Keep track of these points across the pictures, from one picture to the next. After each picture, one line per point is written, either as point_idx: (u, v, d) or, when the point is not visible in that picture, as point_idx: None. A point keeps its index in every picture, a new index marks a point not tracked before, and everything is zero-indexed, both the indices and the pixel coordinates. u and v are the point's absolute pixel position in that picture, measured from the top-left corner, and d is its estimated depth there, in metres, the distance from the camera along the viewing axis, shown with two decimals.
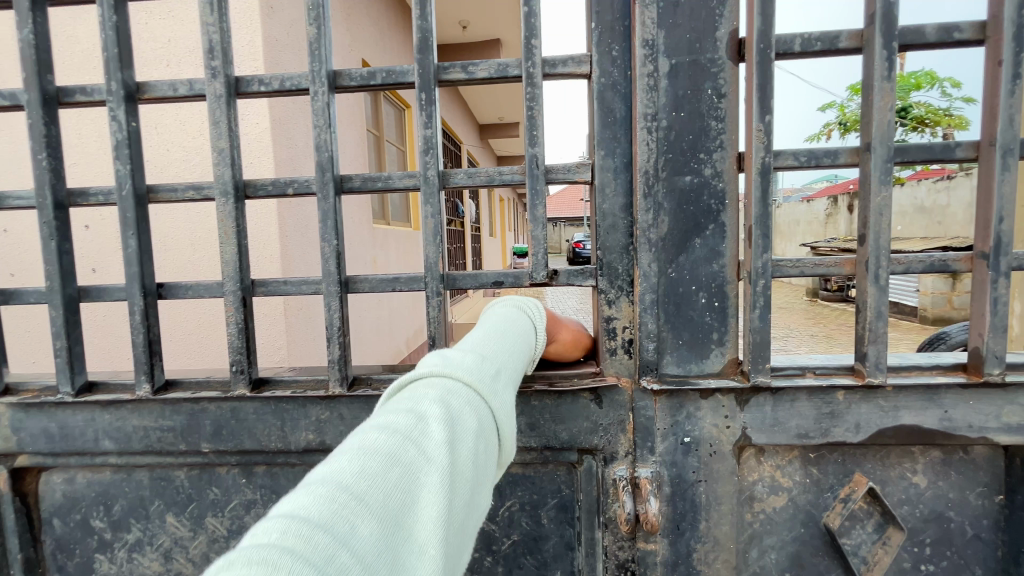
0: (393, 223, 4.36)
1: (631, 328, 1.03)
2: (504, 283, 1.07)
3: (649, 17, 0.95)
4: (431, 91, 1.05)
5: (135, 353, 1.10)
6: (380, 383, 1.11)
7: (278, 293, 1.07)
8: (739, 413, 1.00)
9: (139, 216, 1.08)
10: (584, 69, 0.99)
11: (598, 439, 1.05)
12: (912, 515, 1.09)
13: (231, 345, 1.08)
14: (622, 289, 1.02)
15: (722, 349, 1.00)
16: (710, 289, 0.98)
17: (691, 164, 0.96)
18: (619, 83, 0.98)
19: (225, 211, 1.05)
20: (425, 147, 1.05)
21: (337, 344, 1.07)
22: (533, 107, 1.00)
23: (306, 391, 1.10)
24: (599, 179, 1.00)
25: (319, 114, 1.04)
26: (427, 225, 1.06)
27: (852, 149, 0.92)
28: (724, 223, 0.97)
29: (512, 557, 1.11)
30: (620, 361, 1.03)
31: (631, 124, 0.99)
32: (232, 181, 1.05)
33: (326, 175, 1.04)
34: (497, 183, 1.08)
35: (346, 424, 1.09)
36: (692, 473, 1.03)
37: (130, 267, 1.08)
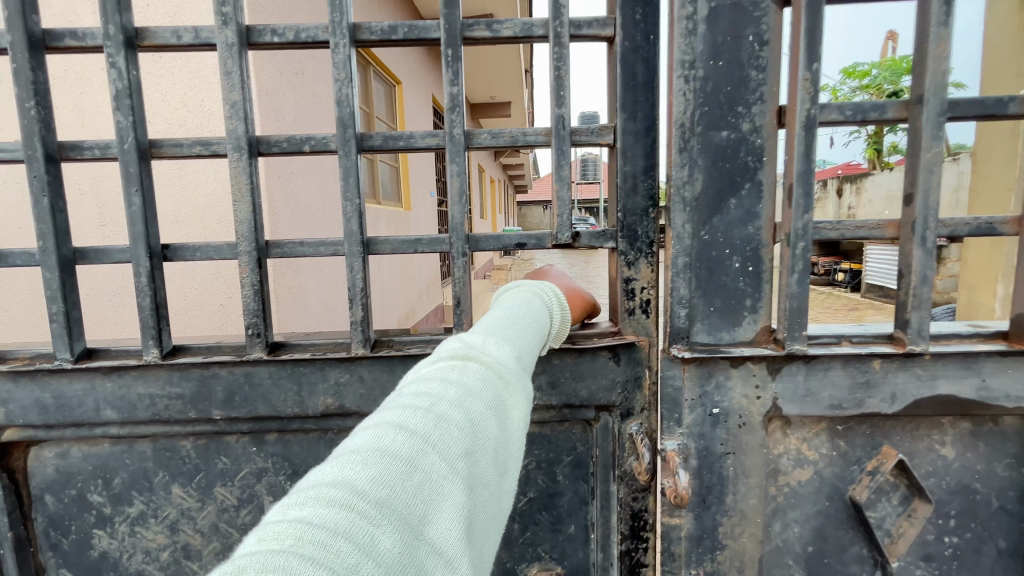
0: (384, 201, 4.31)
1: (648, 287, 1.14)
2: (526, 244, 1.11)
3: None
4: (458, 48, 1.03)
5: (141, 317, 1.05)
6: (402, 345, 1.11)
7: (295, 254, 1.03)
8: (771, 382, 0.97)
9: (143, 171, 1.02)
10: (608, 33, 1.11)
11: (616, 393, 1.18)
12: (938, 488, 1.08)
13: (245, 307, 1.04)
14: (639, 251, 1.14)
15: (755, 316, 0.95)
16: (745, 253, 0.93)
17: (729, 117, 0.89)
18: (643, 49, 1.10)
19: (240, 170, 1.00)
20: (450, 104, 1.04)
21: (360, 305, 1.06)
22: (560, 67, 1.06)
23: (326, 353, 1.09)
24: (621, 142, 1.12)
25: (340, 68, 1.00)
26: (452, 184, 1.05)
27: (902, 103, 0.85)
28: (761, 181, 0.91)
29: (529, 513, 1.21)
30: (638, 320, 1.16)
31: (652, 88, 1.11)
32: (246, 136, 0.99)
33: (347, 132, 1.01)
34: (521, 143, 1.09)
35: (366, 387, 1.09)
36: (720, 445, 0.99)
37: (136, 226, 1.03)
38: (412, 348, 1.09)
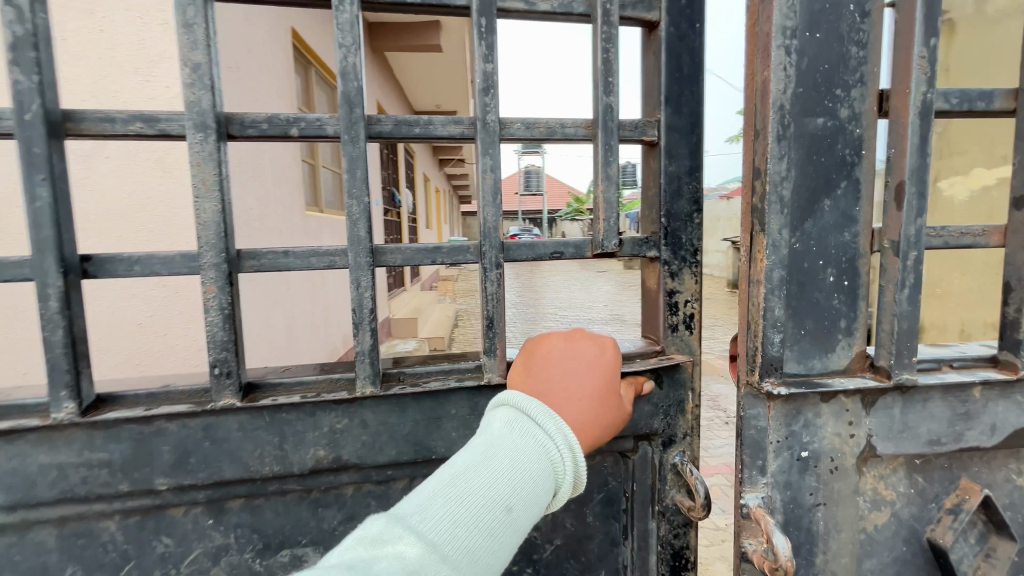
0: (327, 208, 4.71)
1: (693, 302, 1.10)
2: (563, 254, 0.99)
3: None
4: (492, 18, 0.93)
5: (50, 356, 0.78)
6: (414, 379, 0.97)
7: (278, 266, 0.88)
8: (865, 417, 0.83)
9: (54, 153, 0.76)
10: (653, 16, 1.03)
11: (659, 420, 1.10)
12: (1015, 521, 0.98)
13: (209, 329, 0.84)
14: (684, 261, 1.08)
15: (850, 340, 0.82)
16: (840, 264, 0.80)
17: (826, 102, 0.76)
18: (687, 38, 1.04)
19: (203, 154, 0.81)
20: (483, 87, 0.92)
21: (366, 332, 0.91)
22: (608, 49, 0.96)
23: (322, 396, 0.91)
24: (667, 139, 1.04)
25: (344, 32, 0.86)
26: (486, 180, 0.94)
27: (1009, 91, 0.77)
28: (858, 178, 0.79)
29: (556, 564, 1.12)
30: (681, 339, 1.10)
31: (695, 81, 1.06)
32: (214, 113, 0.81)
33: (353, 112, 0.87)
34: (556, 136, 0.99)
35: (370, 433, 0.94)
36: (809, 495, 0.84)
37: (40, 229, 0.75)
38: (433, 381, 0.97)
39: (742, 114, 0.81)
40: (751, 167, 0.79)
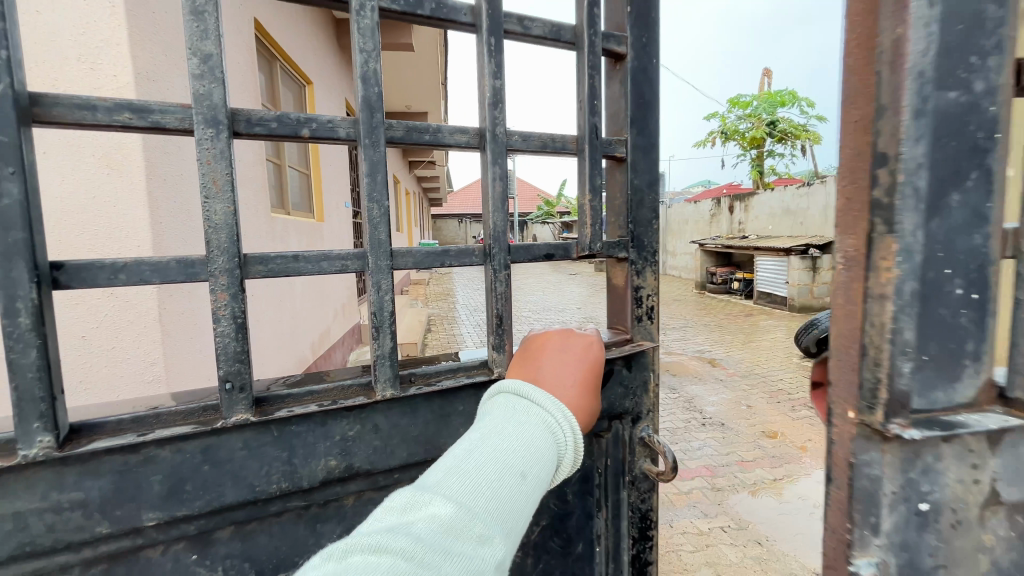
0: (293, 211, 4.99)
1: (654, 297, 1.75)
2: (553, 254, 1.58)
3: (650, 40, 1.67)
4: (497, 37, 1.40)
5: (25, 378, 0.97)
6: (419, 377, 1.42)
7: (284, 268, 1.19)
8: (989, 461, 0.86)
9: (20, 141, 0.95)
10: (622, 49, 1.64)
11: (629, 401, 1.78)
12: None
13: (219, 335, 1.12)
14: (646, 260, 1.74)
15: (977, 368, 0.86)
16: (969, 278, 0.83)
17: (961, 74, 0.80)
18: (635, 77, 1.66)
19: (214, 151, 1.09)
20: (491, 101, 1.39)
21: (385, 334, 1.30)
22: (592, 73, 1.51)
23: (337, 402, 1.28)
24: (631, 153, 1.68)
25: (366, 38, 1.25)
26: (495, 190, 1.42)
27: None
28: (990, 165, 0.82)
29: (544, 538, 1.69)
30: (645, 329, 1.74)
31: (650, 104, 1.71)
32: (223, 112, 1.09)
33: (375, 125, 1.26)
34: (551, 147, 1.55)
35: (377, 439, 1.34)
36: (928, 558, 0.87)
37: (12, 233, 0.95)
38: (446, 380, 1.42)
39: (858, 88, 0.87)
40: (875, 152, 0.84)
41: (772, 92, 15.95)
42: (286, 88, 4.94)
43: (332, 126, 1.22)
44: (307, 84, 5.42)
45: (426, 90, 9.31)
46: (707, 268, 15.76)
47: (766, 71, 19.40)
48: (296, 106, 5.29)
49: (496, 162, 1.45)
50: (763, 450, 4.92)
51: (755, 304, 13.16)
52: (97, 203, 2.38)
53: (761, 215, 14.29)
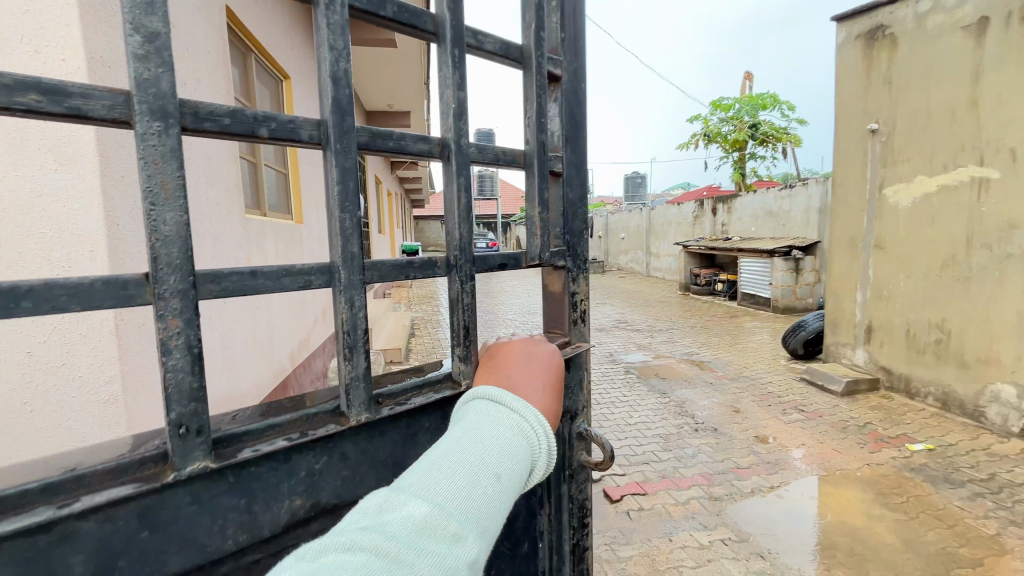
0: (270, 213, 4.75)
1: (584, 303, 1.89)
2: (507, 264, 1.58)
3: (577, 66, 1.82)
4: (462, 48, 1.38)
5: None
6: (387, 397, 1.34)
7: (246, 286, 1.05)
8: None
9: None
10: (558, 71, 1.74)
11: (567, 400, 1.86)
12: None
13: (170, 371, 0.95)
14: (580, 268, 1.86)
15: None
16: None
17: None
18: (567, 99, 1.78)
19: (163, 148, 0.93)
20: (457, 112, 1.38)
21: (360, 358, 1.21)
22: (540, 93, 1.62)
23: (306, 433, 1.17)
24: (566, 170, 1.78)
25: (337, 35, 1.12)
26: (458, 202, 1.41)
27: None
28: None
29: (498, 544, 1.69)
30: (579, 332, 1.86)
31: (578, 124, 1.84)
32: (174, 104, 0.93)
33: (347, 134, 1.15)
34: (500, 161, 1.60)
35: (347, 467, 1.26)
36: None
37: None
38: (417, 398, 1.37)
39: None
40: None
41: (753, 95, 16.12)
42: (262, 83, 4.70)
43: (294, 126, 1.10)
44: (284, 78, 5.19)
45: (409, 88, 9.10)
46: (690, 269, 15.84)
47: (746, 73, 19.65)
48: (273, 102, 5.06)
49: (459, 176, 1.42)
50: (757, 456, 4.86)
51: (739, 304, 13.23)
52: (44, 202, 2.14)
53: (743, 216, 14.42)
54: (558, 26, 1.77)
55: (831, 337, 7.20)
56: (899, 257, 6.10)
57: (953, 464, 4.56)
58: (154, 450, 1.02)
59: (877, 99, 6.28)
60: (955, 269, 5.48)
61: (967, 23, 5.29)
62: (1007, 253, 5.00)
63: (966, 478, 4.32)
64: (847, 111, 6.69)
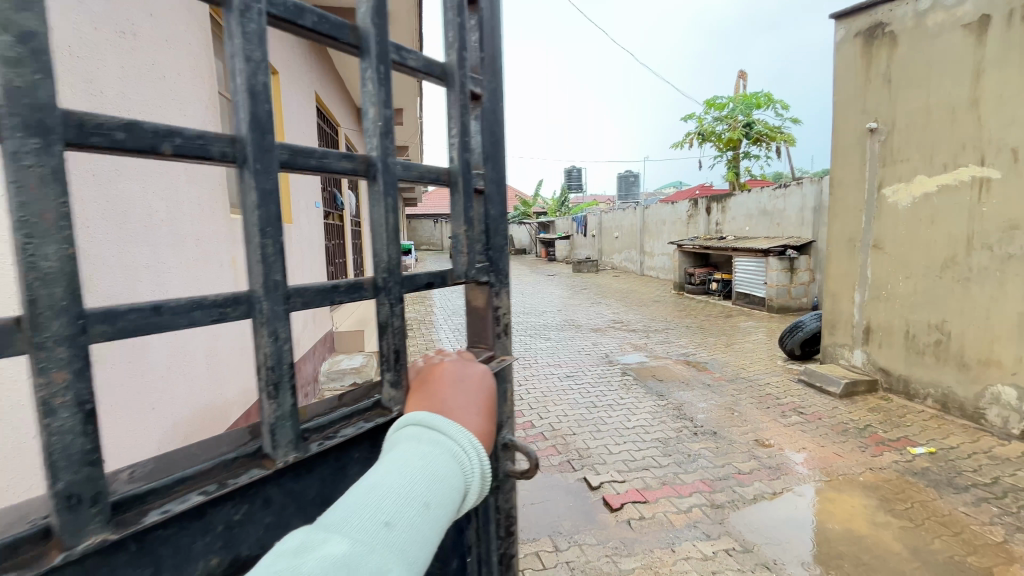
0: (257, 214, 4.59)
1: (507, 316, 1.95)
2: (433, 282, 1.60)
3: (497, 85, 1.86)
4: (387, 66, 1.40)
5: None
6: (312, 431, 1.30)
7: (149, 326, 0.97)
8: None
9: None
10: (479, 90, 1.78)
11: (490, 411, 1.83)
12: None
13: (57, 432, 0.86)
14: (503, 282, 1.91)
15: None
16: None
17: None
18: (489, 118, 1.82)
19: (42, 171, 0.82)
20: (382, 132, 1.40)
21: (287, 393, 1.20)
22: (463, 111, 1.66)
23: (225, 482, 1.10)
24: (489, 187, 1.82)
25: (253, 46, 1.09)
26: (386, 222, 1.43)
27: None
28: None
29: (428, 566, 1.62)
30: (503, 343, 1.92)
31: (499, 143, 1.89)
32: (57, 125, 0.84)
33: (267, 157, 1.13)
34: (426, 178, 1.61)
35: (272, 514, 1.21)
36: None
37: None
38: (347, 429, 1.34)
39: None
40: None
41: (747, 94, 16.08)
42: None
43: (203, 143, 1.03)
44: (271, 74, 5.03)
45: (401, 85, 8.92)
46: (685, 269, 15.78)
47: (741, 71, 19.64)
48: (261, 97, 4.91)
49: (387, 195, 1.42)
50: (759, 460, 4.77)
51: (734, 304, 13.19)
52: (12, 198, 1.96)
53: (737, 215, 14.38)
54: (478, 44, 1.80)
55: (828, 338, 7.15)
56: (897, 257, 6.05)
57: (956, 468, 4.51)
58: (31, 528, 0.90)
59: (876, 98, 6.22)
60: (955, 270, 5.44)
61: (967, 21, 5.23)
62: (1008, 254, 4.96)
63: (969, 483, 4.26)
64: (844, 110, 6.63)
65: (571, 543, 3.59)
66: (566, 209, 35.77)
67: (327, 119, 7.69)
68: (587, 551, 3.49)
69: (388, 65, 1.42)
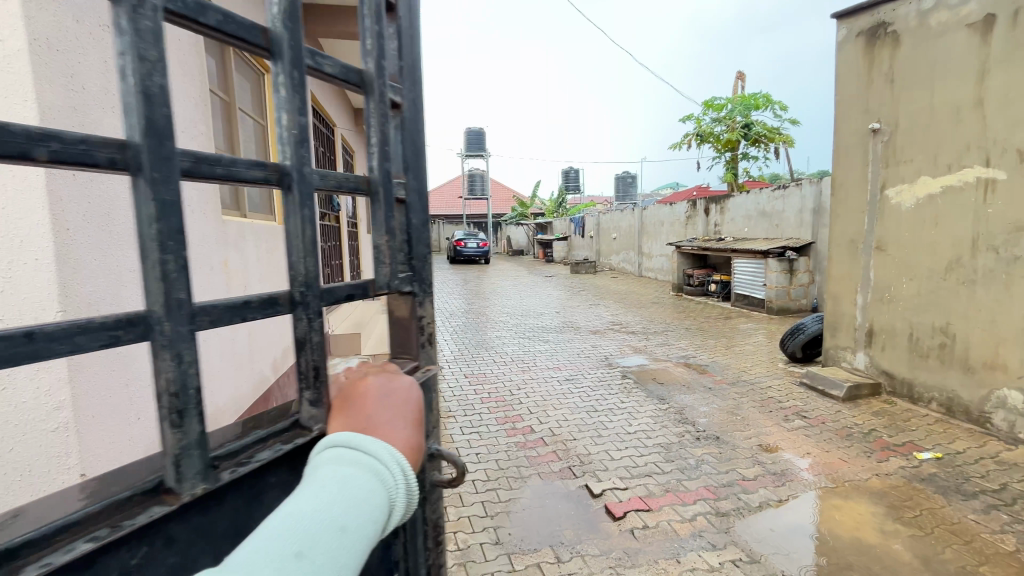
0: (252, 215, 4.50)
1: (431, 325, 1.89)
2: (354, 294, 1.52)
3: (416, 94, 1.80)
4: (302, 72, 1.31)
5: None
6: (225, 457, 1.19)
7: (26, 356, 0.87)
8: None
9: None
10: (398, 98, 1.70)
11: None
12: None
13: None
14: (425, 291, 1.86)
15: None
16: None
17: None
18: (408, 129, 1.76)
19: None
20: (297, 140, 1.31)
21: (194, 421, 1.09)
22: (383, 120, 1.57)
23: (122, 523, 0.98)
24: (409, 197, 1.76)
25: (148, 44, 0.96)
26: (306, 235, 1.35)
27: None
28: None
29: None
30: (427, 351, 1.84)
31: (419, 152, 1.83)
32: None
33: (168, 166, 1.01)
34: (344, 187, 1.52)
35: (176, 552, 1.08)
36: None
37: None
38: (262, 453, 1.24)
39: None
40: None
41: (746, 94, 16.02)
42: (242, 77, 4.45)
43: (86, 148, 0.90)
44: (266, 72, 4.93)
45: None
46: (684, 270, 15.70)
47: (738, 71, 19.59)
48: (256, 97, 4.81)
49: (304, 205, 1.35)
50: (763, 466, 4.68)
51: (733, 306, 13.12)
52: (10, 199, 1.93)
53: (737, 216, 14.31)
54: (397, 52, 1.72)
55: (830, 339, 7.08)
56: (901, 258, 5.98)
57: (963, 473, 4.43)
58: None
59: (879, 98, 6.15)
60: (960, 272, 5.37)
61: (973, 20, 5.16)
62: (1015, 256, 4.89)
63: (978, 489, 4.18)
64: (846, 111, 6.56)
65: (573, 553, 3.49)
66: (564, 209, 35.67)
67: (323, 118, 7.58)
68: (590, 562, 3.39)
69: (304, 72, 1.33)
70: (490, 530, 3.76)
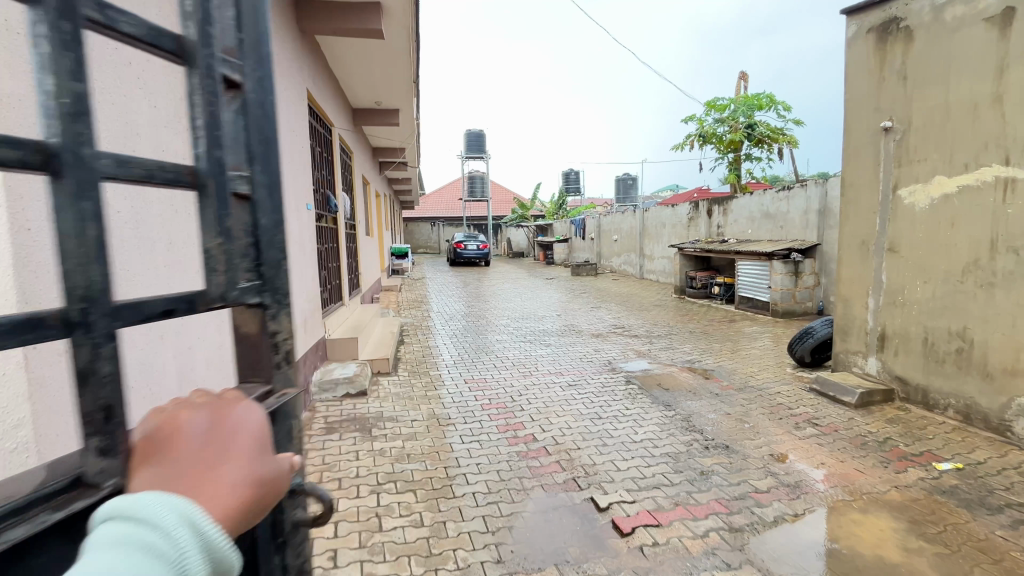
0: None
1: (289, 341, 1.54)
2: (172, 310, 1.18)
3: (266, 74, 1.44)
4: (78, 23, 0.97)
5: None
6: None
7: None
8: None
9: None
10: (239, 77, 1.34)
11: None
12: None
13: None
14: (280, 304, 1.51)
15: None
16: None
17: None
18: (254, 114, 1.39)
19: None
20: (73, 112, 0.97)
21: None
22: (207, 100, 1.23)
23: None
24: (258, 194, 1.40)
25: None
26: (88, 232, 1.00)
27: None
28: None
29: None
30: (284, 373, 1.51)
31: (272, 142, 1.47)
32: None
33: None
34: (157, 180, 1.17)
35: None
36: None
37: None
38: (12, 532, 0.90)
39: None
40: None
41: (748, 94, 15.89)
42: None
43: None
44: None
45: (397, 83, 8.64)
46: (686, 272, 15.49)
47: (739, 73, 19.48)
48: None
49: (80, 200, 0.98)
50: (777, 477, 4.48)
51: (738, 308, 12.95)
52: None
53: (739, 218, 14.13)
54: (239, 20, 1.35)
55: (840, 343, 6.88)
56: (916, 260, 5.79)
57: (987, 486, 4.24)
58: None
59: (891, 96, 5.97)
60: (977, 274, 5.18)
61: (990, 14, 4.98)
62: None
63: (1003, 503, 3.99)
64: (856, 109, 6.40)
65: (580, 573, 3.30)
66: (564, 211, 35.51)
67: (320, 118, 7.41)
68: None
69: (81, 25, 0.98)
70: (491, 547, 3.57)
